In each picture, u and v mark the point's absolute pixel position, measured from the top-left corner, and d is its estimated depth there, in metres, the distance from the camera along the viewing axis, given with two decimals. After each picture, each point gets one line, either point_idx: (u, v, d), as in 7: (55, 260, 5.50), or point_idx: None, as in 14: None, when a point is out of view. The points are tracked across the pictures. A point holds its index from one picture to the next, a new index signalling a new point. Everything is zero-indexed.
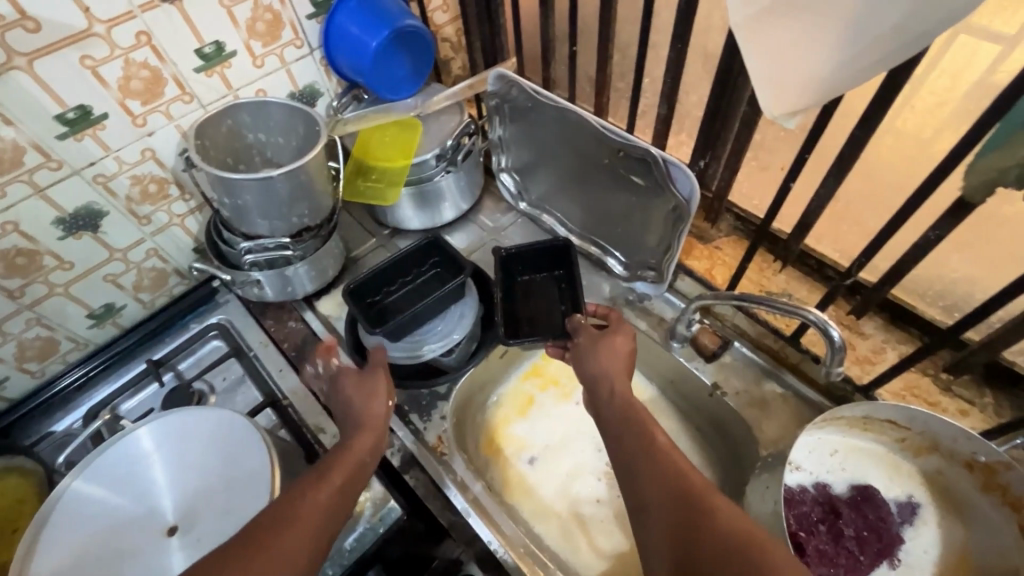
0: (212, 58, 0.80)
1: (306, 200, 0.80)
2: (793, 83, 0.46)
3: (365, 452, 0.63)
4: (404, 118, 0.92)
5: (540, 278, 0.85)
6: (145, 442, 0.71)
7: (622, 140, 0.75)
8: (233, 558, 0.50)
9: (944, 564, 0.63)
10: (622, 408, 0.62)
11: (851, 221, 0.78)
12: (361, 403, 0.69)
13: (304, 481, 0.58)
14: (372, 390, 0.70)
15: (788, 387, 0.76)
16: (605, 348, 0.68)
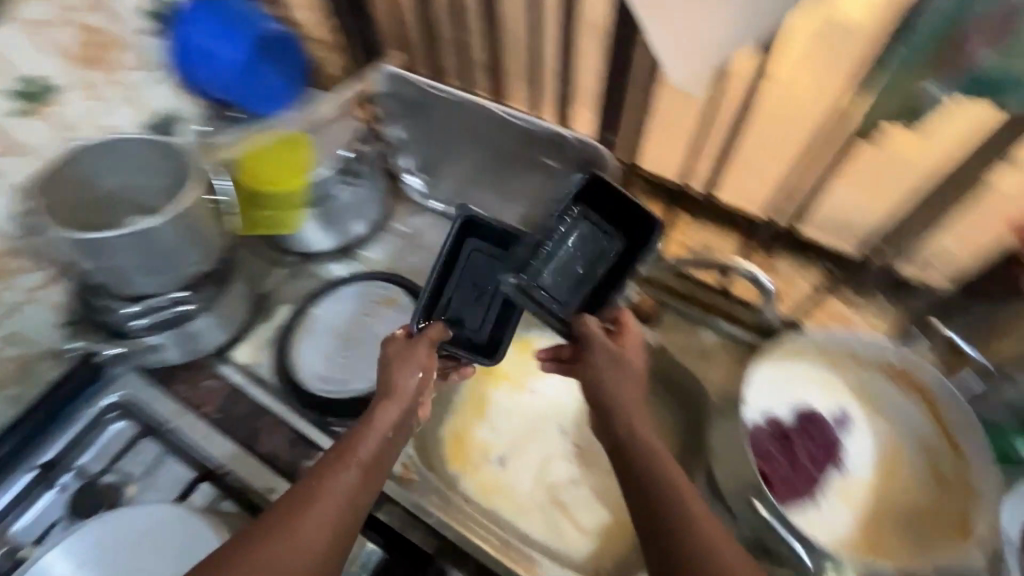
0: (32, 96, 0.68)
1: (196, 246, 0.70)
2: (694, 50, 0.52)
3: (389, 427, 0.62)
4: (285, 134, 0.82)
5: (586, 223, 0.70)
6: (61, 565, 0.63)
7: (530, 125, 0.76)
8: (266, 532, 0.51)
9: (879, 456, 0.71)
10: (626, 433, 0.61)
11: (753, 173, 0.77)
12: (399, 370, 0.66)
13: (327, 461, 0.58)
14: (410, 358, 0.67)
15: (722, 332, 0.83)
16: (621, 374, 0.65)
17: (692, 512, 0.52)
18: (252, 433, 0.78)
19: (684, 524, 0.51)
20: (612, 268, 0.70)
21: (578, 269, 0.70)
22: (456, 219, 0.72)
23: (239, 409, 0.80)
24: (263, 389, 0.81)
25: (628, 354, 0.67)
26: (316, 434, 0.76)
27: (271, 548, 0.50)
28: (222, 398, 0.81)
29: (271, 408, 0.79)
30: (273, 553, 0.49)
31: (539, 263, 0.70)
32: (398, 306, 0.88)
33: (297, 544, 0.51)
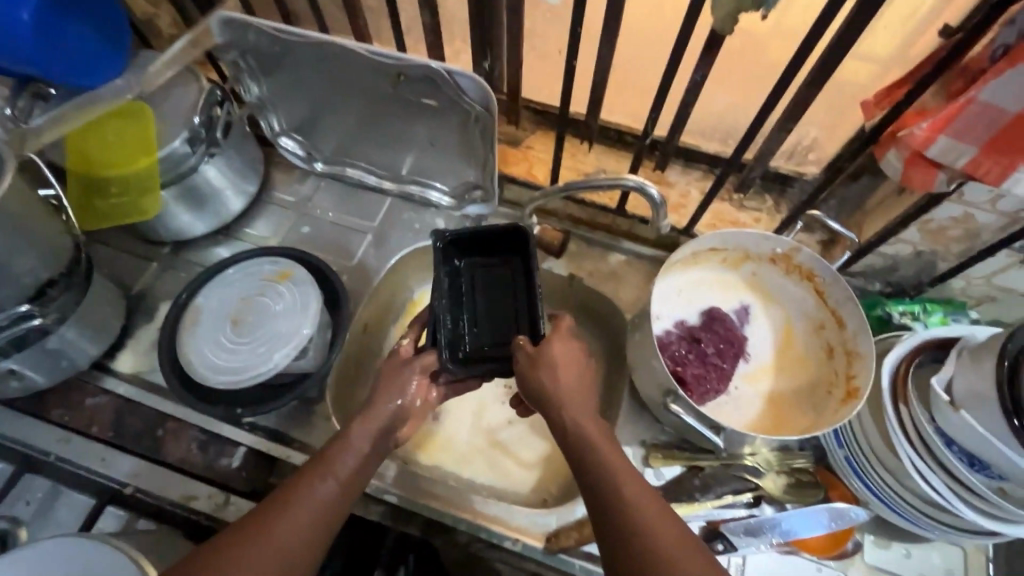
0: None
1: (29, 247, 0.60)
2: None
3: (368, 444, 0.58)
4: (120, 104, 0.72)
5: (484, 268, 0.68)
6: None
7: (394, 61, 0.68)
8: (228, 547, 0.48)
9: (777, 340, 0.78)
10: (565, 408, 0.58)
11: (627, 88, 0.84)
12: (386, 386, 0.62)
13: (302, 474, 0.54)
14: (395, 383, 0.62)
15: (629, 252, 0.84)
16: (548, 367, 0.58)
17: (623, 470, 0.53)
18: (156, 443, 0.71)
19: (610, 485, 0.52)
20: (526, 296, 0.66)
21: (495, 302, 0.66)
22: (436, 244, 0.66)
23: (136, 421, 0.72)
24: (159, 395, 0.73)
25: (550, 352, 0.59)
26: (229, 430, 0.72)
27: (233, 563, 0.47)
28: (112, 413, 0.73)
29: (174, 415, 0.72)
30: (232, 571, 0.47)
31: (449, 315, 0.65)
32: (293, 279, 0.77)
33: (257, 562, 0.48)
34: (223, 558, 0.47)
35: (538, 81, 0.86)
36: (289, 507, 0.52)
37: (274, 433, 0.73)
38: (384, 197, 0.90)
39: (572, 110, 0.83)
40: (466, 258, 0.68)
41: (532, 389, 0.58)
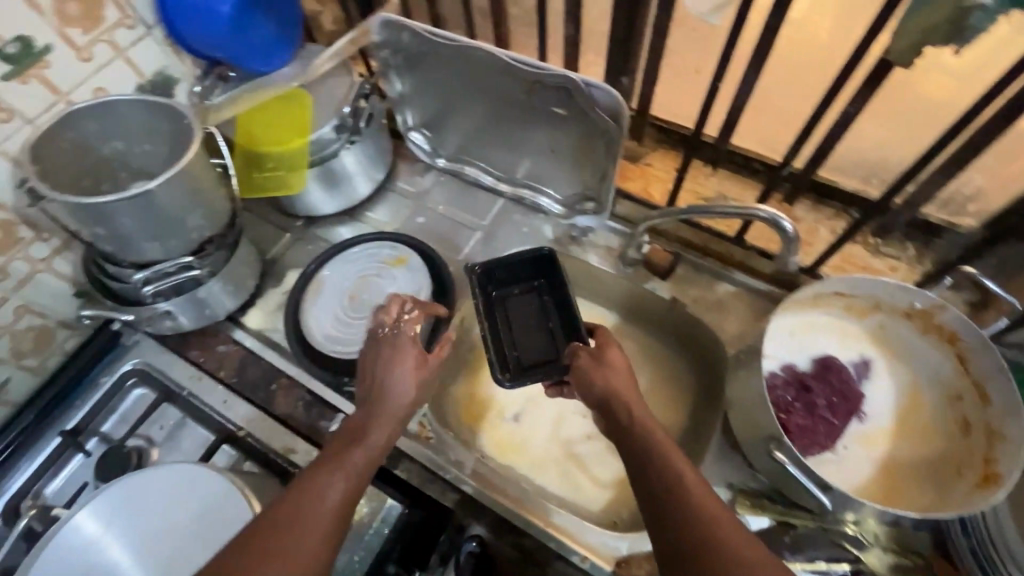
0: (21, 59, 0.64)
1: (200, 207, 0.68)
2: None
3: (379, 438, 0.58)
4: (286, 90, 0.80)
5: (516, 295, 0.79)
6: (89, 525, 0.63)
7: (536, 70, 0.70)
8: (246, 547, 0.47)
9: (900, 403, 0.70)
10: (631, 437, 0.57)
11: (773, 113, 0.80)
12: (384, 375, 0.63)
13: (323, 459, 0.55)
14: (397, 361, 0.64)
15: (739, 284, 0.81)
16: (607, 368, 0.62)
17: (693, 510, 0.49)
18: (269, 396, 0.79)
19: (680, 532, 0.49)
20: (563, 309, 0.77)
21: (534, 320, 0.77)
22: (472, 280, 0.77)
23: (255, 373, 0.80)
24: (277, 353, 0.81)
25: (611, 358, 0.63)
26: (331, 396, 0.77)
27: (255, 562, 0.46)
28: (238, 362, 0.81)
29: (287, 374, 0.79)
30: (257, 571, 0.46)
31: (494, 339, 0.75)
32: (408, 266, 0.85)
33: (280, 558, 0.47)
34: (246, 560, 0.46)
35: (668, 99, 0.85)
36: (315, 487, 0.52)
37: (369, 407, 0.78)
38: (496, 198, 0.93)
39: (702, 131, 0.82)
40: (498, 288, 0.79)
41: (599, 390, 0.61)
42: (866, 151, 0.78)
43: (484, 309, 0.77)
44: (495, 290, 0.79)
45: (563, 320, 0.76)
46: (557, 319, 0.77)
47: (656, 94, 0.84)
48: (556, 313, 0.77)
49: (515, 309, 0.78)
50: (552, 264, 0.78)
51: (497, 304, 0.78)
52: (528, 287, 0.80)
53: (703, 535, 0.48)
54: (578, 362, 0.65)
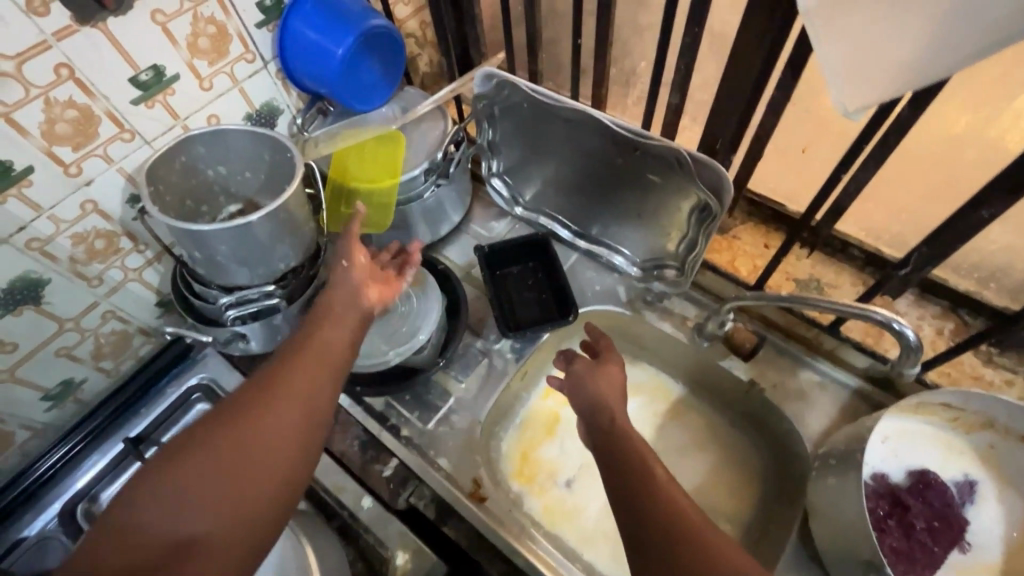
0: (151, 86, 0.68)
1: (291, 239, 0.70)
2: (874, 74, 0.44)
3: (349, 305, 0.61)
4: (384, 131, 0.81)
5: (513, 272, 0.87)
6: None
7: (638, 137, 0.68)
8: (255, 392, 0.51)
9: (1012, 538, 0.63)
10: (617, 441, 0.58)
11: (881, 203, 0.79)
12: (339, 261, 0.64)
13: (310, 324, 0.59)
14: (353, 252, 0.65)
15: (824, 374, 0.76)
16: (602, 377, 0.66)
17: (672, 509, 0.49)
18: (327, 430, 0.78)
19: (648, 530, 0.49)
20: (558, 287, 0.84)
21: (532, 294, 0.85)
22: (476, 251, 0.85)
23: None
24: None
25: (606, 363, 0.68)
26: (386, 439, 0.75)
27: (269, 400, 0.51)
28: None
29: None
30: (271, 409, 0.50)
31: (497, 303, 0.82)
32: (423, 289, 0.77)
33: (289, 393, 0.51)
34: (253, 409, 0.50)
35: (767, 174, 0.82)
36: (309, 346, 0.56)
37: (385, 420, 0.76)
38: (571, 251, 0.91)
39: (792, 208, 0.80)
40: (499, 269, 0.87)
41: (590, 397, 0.65)
42: (987, 255, 0.73)
43: (487, 277, 0.85)
44: (495, 269, 0.87)
45: (557, 300, 0.84)
46: (550, 296, 0.84)
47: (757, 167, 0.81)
48: (550, 289, 0.85)
49: (509, 284, 0.86)
50: (549, 246, 0.86)
51: (499, 282, 0.86)
52: (523, 267, 0.88)
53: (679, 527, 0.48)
54: (575, 365, 0.70)
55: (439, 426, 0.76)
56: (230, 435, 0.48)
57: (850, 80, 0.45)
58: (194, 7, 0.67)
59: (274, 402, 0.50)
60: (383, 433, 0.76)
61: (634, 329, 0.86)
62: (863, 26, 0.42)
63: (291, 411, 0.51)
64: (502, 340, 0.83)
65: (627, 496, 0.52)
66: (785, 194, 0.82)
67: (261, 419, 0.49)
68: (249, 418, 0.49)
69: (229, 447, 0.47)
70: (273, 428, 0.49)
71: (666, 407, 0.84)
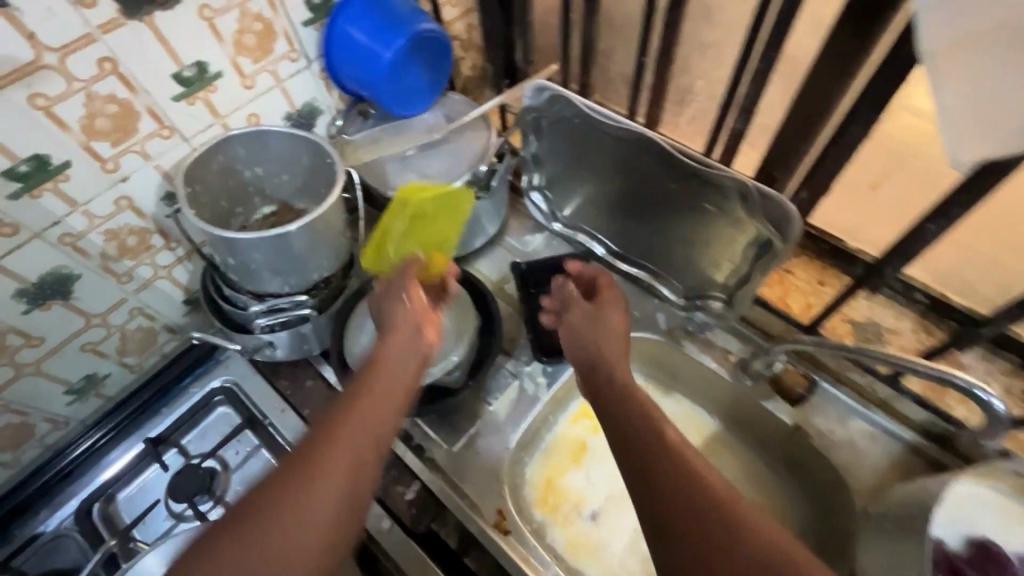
0: (194, 83, 0.65)
1: (327, 247, 0.67)
2: (995, 128, 0.42)
3: (396, 358, 0.58)
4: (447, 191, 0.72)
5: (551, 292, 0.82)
6: None
7: (698, 164, 0.64)
8: (298, 469, 0.48)
9: None
10: (623, 396, 0.56)
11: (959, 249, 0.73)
12: (387, 310, 0.61)
13: (354, 386, 0.55)
14: (398, 299, 0.62)
15: (877, 424, 0.71)
16: (598, 321, 0.63)
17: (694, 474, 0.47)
18: None
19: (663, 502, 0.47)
20: None
21: None
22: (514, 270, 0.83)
23: None
24: None
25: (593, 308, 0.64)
26: (410, 459, 0.73)
27: (312, 481, 0.47)
28: (323, 402, 0.79)
29: None
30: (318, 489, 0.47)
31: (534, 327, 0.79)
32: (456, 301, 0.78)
33: (335, 472, 0.48)
34: (297, 492, 0.46)
35: (830, 210, 0.77)
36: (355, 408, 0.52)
37: (409, 439, 0.74)
38: (610, 273, 0.87)
39: (863, 251, 0.75)
40: (537, 288, 0.82)
41: (589, 352, 0.61)
42: None
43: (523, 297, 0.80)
44: (531, 289, 0.82)
45: None
46: None
47: (823, 204, 0.76)
48: None
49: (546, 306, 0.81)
50: None
51: (535, 303, 0.80)
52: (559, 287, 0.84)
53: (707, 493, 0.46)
54: (570, 312, 0.66)
55: (466, 449, 0.74)
56: (275, 526, 0.44)
57: (957, 138, 0.45)
58: (242, 3, 0.64)
59: (321, 484, 0.47)
60: (408, 455, 0.73)
61: (674, 361, 0.82)
62: (984, 88, 0.41)
63: (334, 491, 0.47)
64: (534, 362, 0.80)
65: (634, 456, 0.50)
66: (844, 232, 0.77)
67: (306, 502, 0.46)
68: (294, 505, 0.46)
69: (269, 537, 0.44)
70: (320, 513, 0.46)
71: (700, 443, 0.80)
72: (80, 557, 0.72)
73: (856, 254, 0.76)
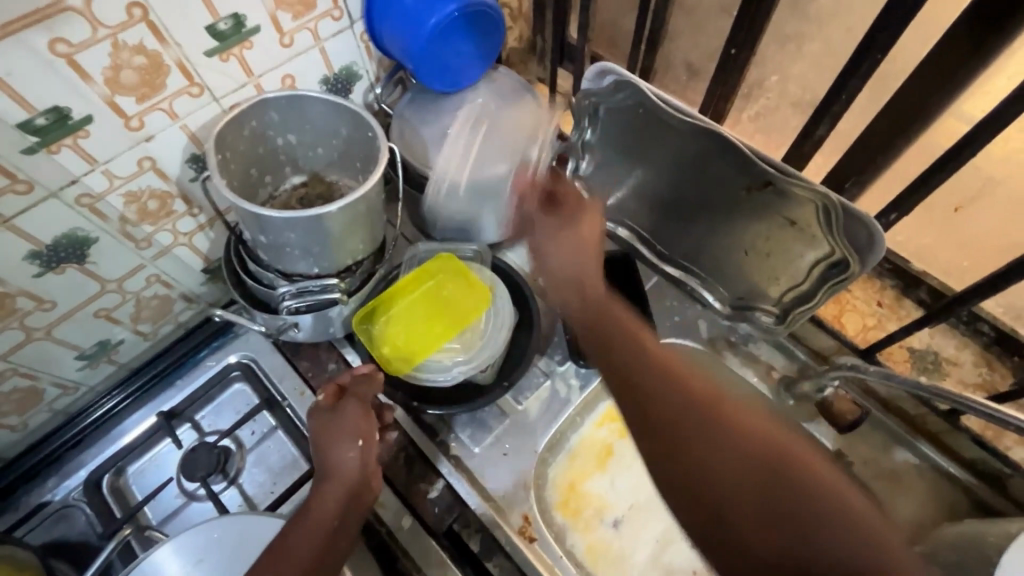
0: (228, 37, 0.59)
1: (363, 230, 0.63)
2: None
3: (333, 516, 0.54)
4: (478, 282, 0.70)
5: None
6: (167, 567, 0.56)
7: (776, 170, 0.59)
8: None
9: None
10: (655, 368, 0.52)
11: None
12: (328, 449, 0.58)
13: (283, 536, 0.53)
14: (340, 433, 0.59)
15: (923, 458, 0.68)
16: (562, 235, 0.62)
17: (752, 449, 0.46)
18: None
19: (708, 483, 0.47)
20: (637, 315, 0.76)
21: None
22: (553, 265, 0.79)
23: None
24: None
25: (576, 230, 0.62)
26: (435, 456, 0.70)
27: None
28: None
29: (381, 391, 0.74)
30: None
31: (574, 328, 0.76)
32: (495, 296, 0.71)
33: None
34: None
35: (904, 226, 0.73)
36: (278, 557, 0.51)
37: (435, 435, 0.71)
38: (653, 273, 0.82)
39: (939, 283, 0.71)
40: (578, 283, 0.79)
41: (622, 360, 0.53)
42: None
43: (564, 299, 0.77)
44: None
45: None
46: None
47: (901, 221, 0.72)
48: None
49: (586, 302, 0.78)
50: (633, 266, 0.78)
51: None
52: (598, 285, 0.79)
53: (739, 444, 0.47)
54: (535, 194, 0.67)
55: (491, 449, 0.71)
56: None
57: None
58: None
59: None
60: (432, 452, 0.69)
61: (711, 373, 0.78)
62: None
63: None
64: (568, 362, 0.76)
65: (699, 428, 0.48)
66: (911, 252, 0.73)
67: None
68: None
69: None
70: None
71: None
72: (88, 528, 0.71)
73: (921, 277, 0.73)
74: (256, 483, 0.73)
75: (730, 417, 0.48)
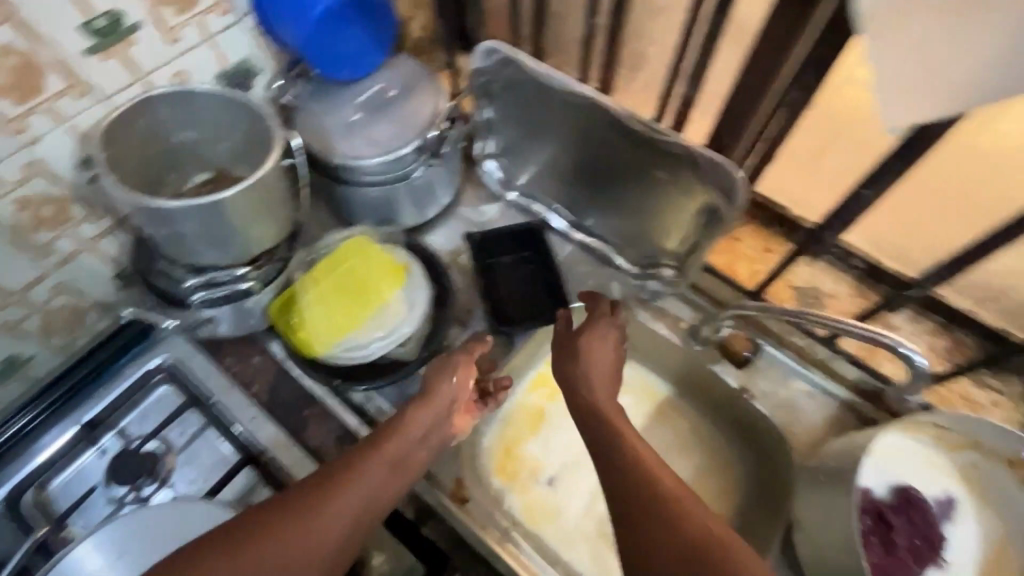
0: (108, 35, 0.59)
1: (268, 217, 0.64)
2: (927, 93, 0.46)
3: (417, 433, 0.60)
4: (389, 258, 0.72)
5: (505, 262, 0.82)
6: (89, 561, 0.57)
7: (649, 130, 0.65)
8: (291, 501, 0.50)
9: (986, 559, 0.62)
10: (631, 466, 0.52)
11: None
12: (438, 380, 0.65)
13: (365, 445, 0.57)
14: (451, 372, 0.66)
15: (815, 385, 0.75)
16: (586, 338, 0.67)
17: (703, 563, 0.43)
18: (301, 422, 0.73)
19: None
20: (549, 281, 0.81)
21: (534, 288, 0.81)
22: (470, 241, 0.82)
23: (288, 394, 0.75)
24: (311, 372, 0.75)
25: (588, 338, 0.67)
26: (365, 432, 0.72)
27: (294, 520, 0.49)
28: (273, 378, 0.76)
29: (306, 378, 0.75)
30: (298, 524, 0.48)
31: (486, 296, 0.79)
32: (410, 275, 0.72)
33: (312, 515, 0.49)
34: (279, 517, 0.48)
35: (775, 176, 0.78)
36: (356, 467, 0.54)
37: (364, 414, 0.74)
38: (566, 243, 0.85)
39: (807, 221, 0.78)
40: (494, 258, 0.82)
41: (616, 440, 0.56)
42: None
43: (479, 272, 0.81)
44: (486, 260, 0.82)
45: (552, 298, 0.80)
46: (541, 295, 0.80)
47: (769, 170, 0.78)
48: (539, 283, 0.81)
49: (500, 275, 0.81)
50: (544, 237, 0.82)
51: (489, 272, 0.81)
52: (519, 257, 0.83)
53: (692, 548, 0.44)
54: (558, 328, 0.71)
55: None
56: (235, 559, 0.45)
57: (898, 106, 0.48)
58: None
59: (295, 521, 0.48)
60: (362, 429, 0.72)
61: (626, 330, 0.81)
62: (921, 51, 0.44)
63: (295, 541, 0.48)
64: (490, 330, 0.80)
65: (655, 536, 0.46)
66: (790, 199, 0.79)
67: (280, 540, 0.47)
68: (269, 535, 0.47)
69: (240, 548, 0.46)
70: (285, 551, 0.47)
71: (654, 410, 0.81)
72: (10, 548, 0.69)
73: (799, 222, 0.80)
74: (188, 481, 0.72)
75: (693, 527, 0.46)
